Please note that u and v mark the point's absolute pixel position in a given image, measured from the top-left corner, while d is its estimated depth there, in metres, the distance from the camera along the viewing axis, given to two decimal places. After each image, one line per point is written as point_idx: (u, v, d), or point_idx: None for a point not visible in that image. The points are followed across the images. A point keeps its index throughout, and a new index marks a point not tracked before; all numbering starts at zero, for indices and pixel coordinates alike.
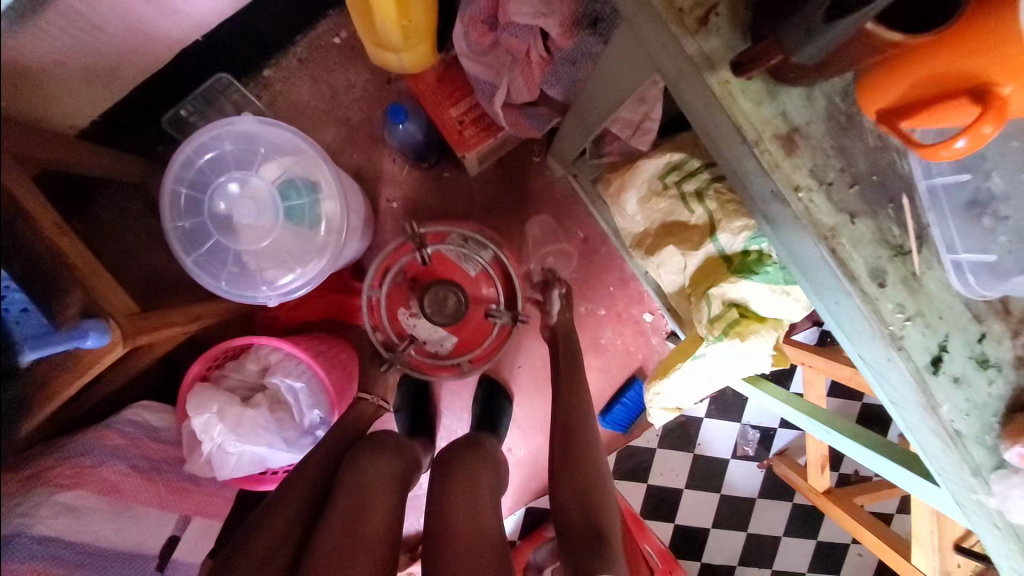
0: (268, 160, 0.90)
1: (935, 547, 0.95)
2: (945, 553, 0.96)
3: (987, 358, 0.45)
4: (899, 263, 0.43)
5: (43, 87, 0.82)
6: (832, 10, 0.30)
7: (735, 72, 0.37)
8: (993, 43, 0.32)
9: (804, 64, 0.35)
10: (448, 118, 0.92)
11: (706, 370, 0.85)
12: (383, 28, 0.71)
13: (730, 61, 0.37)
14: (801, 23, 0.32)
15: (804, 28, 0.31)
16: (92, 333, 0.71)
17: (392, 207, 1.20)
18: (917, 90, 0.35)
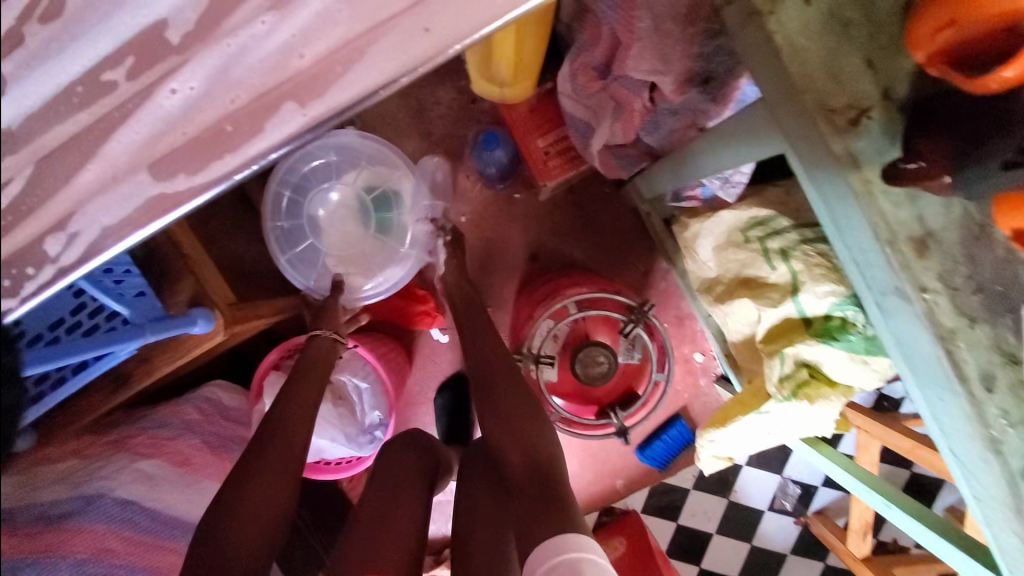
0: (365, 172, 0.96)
1: None
2: None
3: None
4: (1011, 371, 0.43)
5: None
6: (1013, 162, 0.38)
7: (884, 177, 0.40)
8: None
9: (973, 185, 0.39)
10: (535, 147, 0.95)
11: (766, 425, 0.85)
12: (499, 63, 0.78)
13: (879, 163, 0.41)
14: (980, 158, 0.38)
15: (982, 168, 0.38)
16: (199, 320, 0.76)
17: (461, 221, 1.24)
18: None
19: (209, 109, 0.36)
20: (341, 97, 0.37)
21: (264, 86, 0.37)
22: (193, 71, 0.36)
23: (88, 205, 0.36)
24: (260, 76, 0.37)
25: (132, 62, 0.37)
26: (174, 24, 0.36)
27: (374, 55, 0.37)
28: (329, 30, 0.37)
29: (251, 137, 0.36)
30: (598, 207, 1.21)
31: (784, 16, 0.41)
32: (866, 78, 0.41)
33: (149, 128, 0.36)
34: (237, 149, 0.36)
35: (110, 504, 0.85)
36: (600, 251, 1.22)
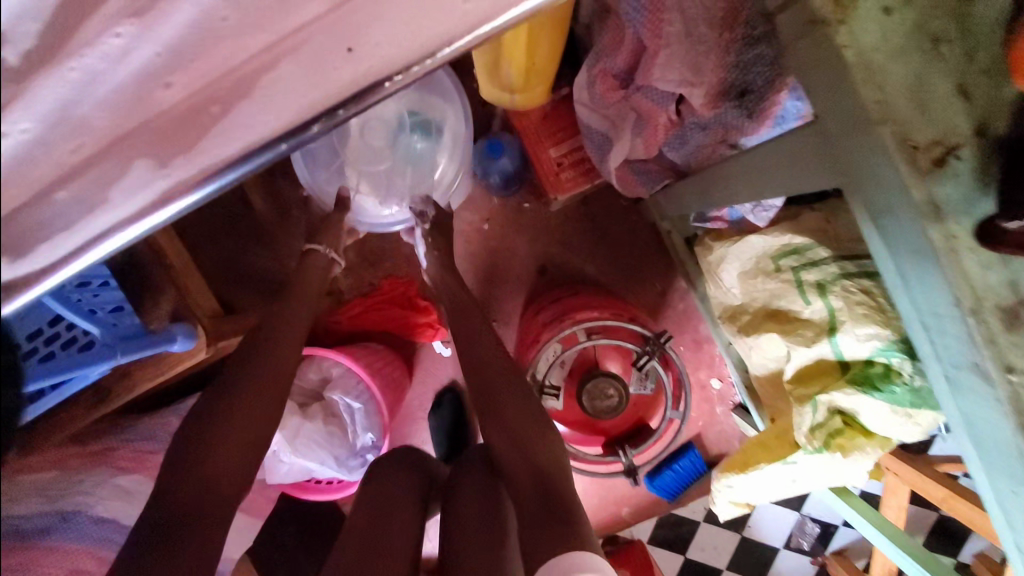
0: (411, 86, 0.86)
1: None
2: None
3: None
4: None
5: None
6: None
7: (976, 238, 0.34)
8: None
9: None
10: (546, 158, 0.87)
11: (790, 475, 0.77)
12: (507, 71, 0.71)
13: (970, 218, 0.35)
14: None
15: None
16: (179, 337, 0.72)
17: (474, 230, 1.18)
18: None
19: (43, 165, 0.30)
20: (217, 153, 0.32)
21: (114, 128, 0.31)
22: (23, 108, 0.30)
23: None
24: (111, 117, 0.31)
25: None
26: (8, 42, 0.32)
27: (273, 87, 0.33)
28: (226, 46, 0.32)
29: (89, 208, 0.31)
30: (614, 220, 1.13)
31: (860, 29, 0.34)
32: (958, 107, 0.35)
33: None
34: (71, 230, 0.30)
35: (87, 521, 0.81)
36: (614, 267, 1.14)
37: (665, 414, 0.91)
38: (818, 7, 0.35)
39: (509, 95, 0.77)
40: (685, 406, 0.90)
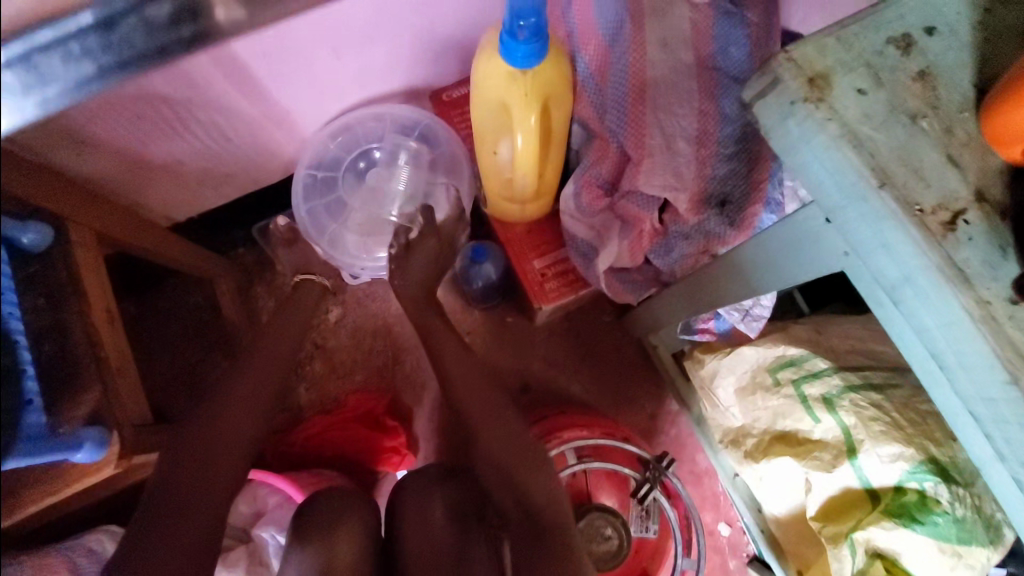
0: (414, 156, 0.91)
1: None
2: None
3: None
4: None
5: (154, 177, 0.87)
6: None
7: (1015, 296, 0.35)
8: None
9: None
10: (530, 268, 0.88)
11: None
12: (520, 178, 0.72)
13: (1001, 285, 0.35)
14: None
15: None
16: (86, 445, 0.62)
17: None
18: None
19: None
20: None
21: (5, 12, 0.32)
22: None
23: None
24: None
25: None
26: None
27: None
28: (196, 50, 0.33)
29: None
30: (599, 337, 1.10)
31: (839, 105, 0.36)
32: (949, 175, 0.36)
33: None
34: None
35: None
36: (601, 387, 1.08)
37: (676, 565, 0.75)
38: (797, 90, 0.36)
39: (517, 206, 0.79)
40: (697, 553, 0.76)
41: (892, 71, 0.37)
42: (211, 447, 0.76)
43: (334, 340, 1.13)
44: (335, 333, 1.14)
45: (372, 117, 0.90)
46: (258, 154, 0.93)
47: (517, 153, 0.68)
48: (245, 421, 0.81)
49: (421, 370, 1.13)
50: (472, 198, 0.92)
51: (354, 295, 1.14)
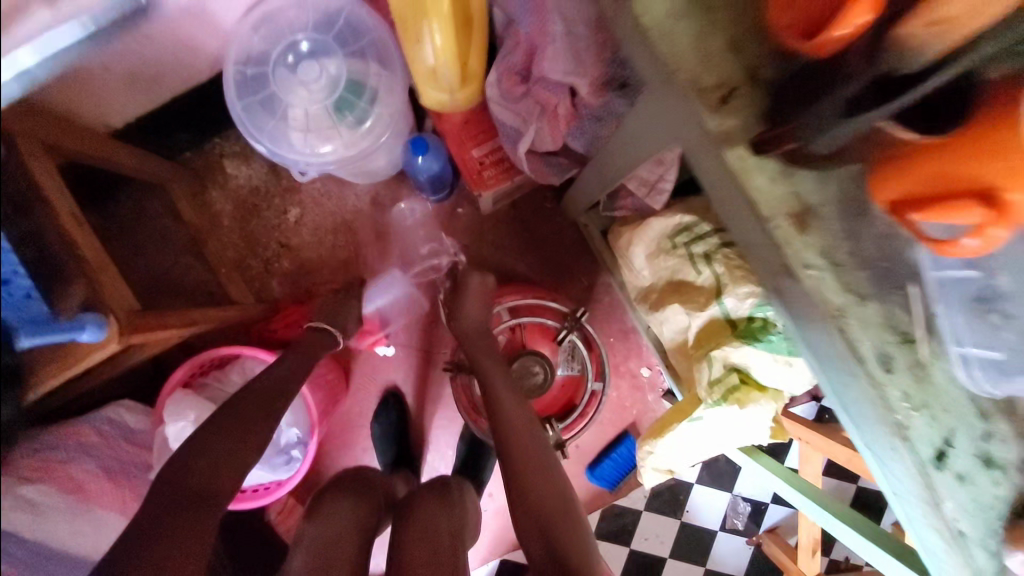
0: (344, 46, 0.91)
1: None
2: None
3: (992, 458, 0.42)
4: (907, 350, 0.40)
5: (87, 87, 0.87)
6: (849, 107, 0.35)
7: (753, 150, 0.38)
8: (994, 150, 0.32)
9: (822, 154, 0.37)
10: (470, 157, 0.94)
11: (703, 434, 0.82)
12: (443, 64, 0.75)
13: (747, 140, 0.39)
14: (817, 114, 0.36)
15: (819, 121, 0.36)
16: (89, 326, 0.71)
17: (418, 234, 1.22)
18: (926, 188, 0.35)
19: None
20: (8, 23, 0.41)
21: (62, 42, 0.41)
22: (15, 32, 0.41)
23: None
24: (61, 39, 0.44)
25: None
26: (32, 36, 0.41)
27: None
28: None
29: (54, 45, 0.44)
30: (543, 221, 1.21)
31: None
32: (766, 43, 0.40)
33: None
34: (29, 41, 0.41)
35: None
36: (546, 266, 1.22)
37: (587, 386, 0.97)
38: None
39: (447, 95, 0.81)
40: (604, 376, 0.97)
41: None
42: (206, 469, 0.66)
43: (297, 238, 1.21)
44: (298, 232, 1.21)
45: (294, 6, 0.90)
46: (179, 48, 0.91)
47: (437, 38, 0.71)
48: (259, 419, 0.74)
49: (383, 261, 1.23)
50: (405, 86, 0.95)
51: (308, 195, 1.20)
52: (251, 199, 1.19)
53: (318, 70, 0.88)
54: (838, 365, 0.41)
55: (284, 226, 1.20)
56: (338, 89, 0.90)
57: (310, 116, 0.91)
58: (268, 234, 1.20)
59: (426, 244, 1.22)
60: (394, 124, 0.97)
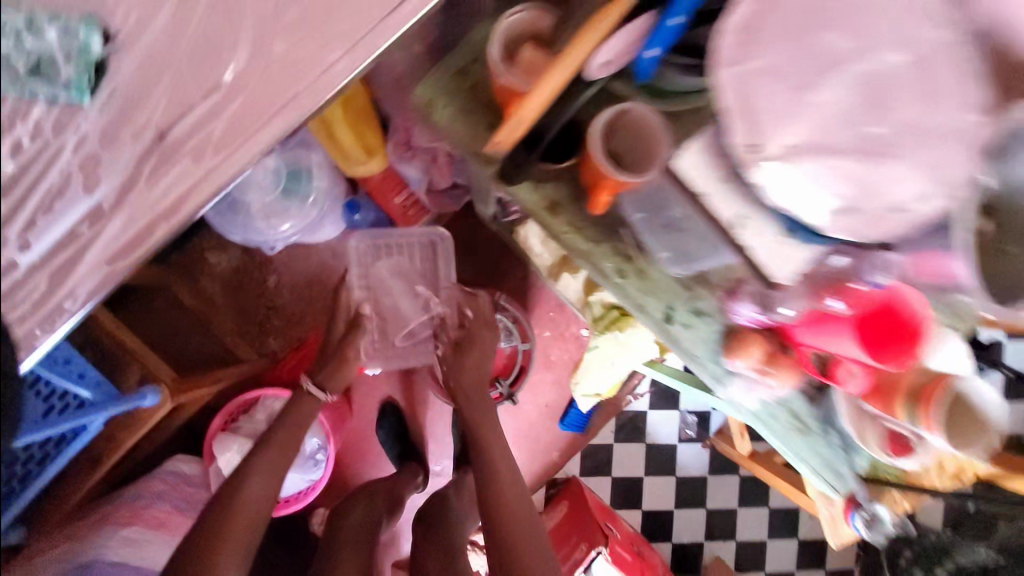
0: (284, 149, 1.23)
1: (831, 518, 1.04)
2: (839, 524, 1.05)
3: (703, 310, 0.69)
4: (632, 263, 0.69)
5: None
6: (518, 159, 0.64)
7: (505, 180, 0.64)
8: (586, 161, 0.63)
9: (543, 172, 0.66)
10: (393, 204, 1.25)
11: (606, 359, 1.11)
12: (349, 147, 1.05)
13: (496, 174, 0.64)
14: (513, 160, 0.64)
15: (513, 162, 0.64)
16: (148, 394, 0.96)
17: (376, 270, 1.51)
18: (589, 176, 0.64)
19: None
20: (62, 228, 0.49)
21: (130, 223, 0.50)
22: (106, 223, 0.50)
23: (64, 262, 0.49)
24: (112, 196, 0.50)
25: (93, 215, 0.50)
26: (99, 226, 0.50)
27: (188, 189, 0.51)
28: (177, 177, 0.51)
29: (48, 220, 0.49)
30: (472, 235, 1.51)
31: (440, 108, 0.70)
32: None
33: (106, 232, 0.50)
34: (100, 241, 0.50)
35: (103, 567, 0.98)
36: (483, 270, 1.53)
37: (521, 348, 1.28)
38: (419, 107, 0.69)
39: (362, 166, 1.10)
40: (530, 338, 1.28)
41: (476, 70, 0.70)
42: (242, 508, 0.95)
43: (281, 299, 1.49)
44: (279, 294, 1.49)
45: None
46: None
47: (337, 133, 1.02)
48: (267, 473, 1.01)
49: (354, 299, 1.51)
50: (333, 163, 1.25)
51: (282, 263, 1.49)
52: (237, 278, 1.48)
53: (263, 171, 1.18)
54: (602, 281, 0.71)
55: (268, 292, 1.49)
56: (283, 180, 1.20)
57: (266, 205, 1.20)
58: (257, 302, 1.48)
59: None
60: (332, 193, 1.27)
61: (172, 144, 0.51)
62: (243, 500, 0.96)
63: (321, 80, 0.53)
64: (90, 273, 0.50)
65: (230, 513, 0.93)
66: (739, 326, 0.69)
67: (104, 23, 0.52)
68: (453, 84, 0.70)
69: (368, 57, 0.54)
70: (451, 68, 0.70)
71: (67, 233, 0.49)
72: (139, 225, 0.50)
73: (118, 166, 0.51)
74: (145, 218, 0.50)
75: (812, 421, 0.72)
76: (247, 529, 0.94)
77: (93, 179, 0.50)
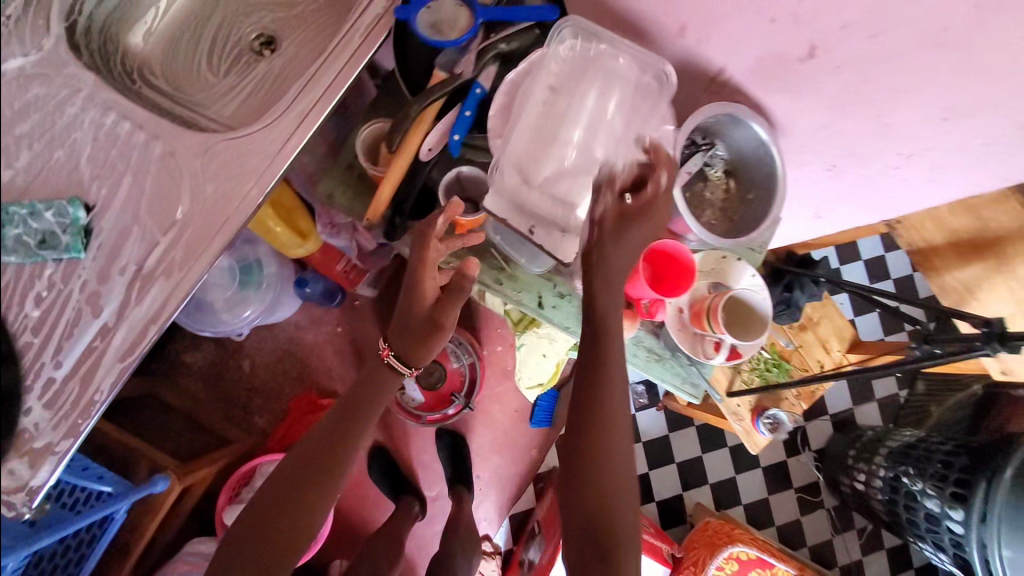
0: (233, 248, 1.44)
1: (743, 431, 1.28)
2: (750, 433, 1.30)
3: (563, 293, 0.95)
4: (503, 272, 0.94)
5: None
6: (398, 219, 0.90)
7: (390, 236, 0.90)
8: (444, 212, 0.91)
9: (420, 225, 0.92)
10: (337, 271, 1.48)
11: (534, 352, 1.34)
12: (286, 238, 1.28)
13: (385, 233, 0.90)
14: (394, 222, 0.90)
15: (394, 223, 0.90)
16: (158, 481, 1.11)
17: (337, 331, 1.72)
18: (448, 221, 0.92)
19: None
20: (80, 348, 0.70)
21: (128, 332, 0.71)
22: (112, 336, 0.71)
23: (87, 371, 0.69)
24: (112, 317, 0.71)
25: (101, 333, 0.71)
26: (107, 339, 0.70)
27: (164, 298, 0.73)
28: (155, 292, 0.73)
29: (69, 344, 0.70)
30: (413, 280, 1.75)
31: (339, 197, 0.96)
32: None
33: (113, 343, 0.70)
34: (109, 350, 0.70)
35: None
36: None
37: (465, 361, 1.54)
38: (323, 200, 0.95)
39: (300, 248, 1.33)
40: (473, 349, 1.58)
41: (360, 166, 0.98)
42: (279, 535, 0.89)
43: (258, 378, 1.67)
44: (256, 375, 1.67)
45: None
46: None
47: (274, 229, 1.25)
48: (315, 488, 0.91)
49: (323, 361, 1.71)
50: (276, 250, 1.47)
51: (252, 346, 1.68)
52: (215, 370, 1.66)
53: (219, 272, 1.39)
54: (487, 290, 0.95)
55: (245, 375, 1.67)
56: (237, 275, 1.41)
57: (228, 299, 1.41)
58: (237, 387, 1.66)
59: (345, 335, 1.72)
60: (282, 275, 1.50)
61: (147, 270, 0.73)
62: (291, 501, 0.90)
63: (244, 202, 0.77)
64: (106, 373, 0.70)
65: (267, 507, 0.91)
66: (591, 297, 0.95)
67: (83, 201, 0.74)
68: (347, 177, 0.97)
69: (274, 180, 0.79)
70: (342, 167, 0.98)
71: (85, 350, 0.70)
72: (136, 331, 0.71)
73: (112, 295, 0.72)
74: (140, 326, 0.71)
75: (663, 349, 0.96)
76: (303, 519, 0.91)
77: (96, 309, 0.71)
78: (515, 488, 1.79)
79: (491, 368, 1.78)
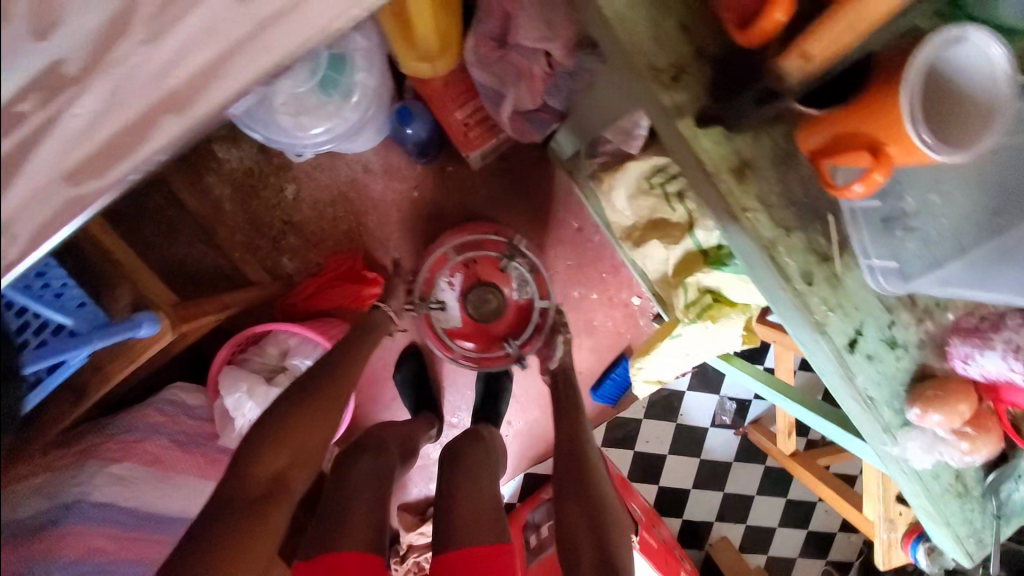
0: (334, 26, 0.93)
1: (884, 542, 1.00)
2: (890, 546, 1.01)
3: (896, 340, 0.55)
4: (825, 267, 0.51)
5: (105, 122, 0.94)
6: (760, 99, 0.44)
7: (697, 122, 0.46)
8: (874, 108, 0.40)
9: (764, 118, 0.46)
10: (454, 120, 1.01)
11: (682, 348, 0.95)
12: (421, 35, 0.78)
13: (694, 112, 0.47)
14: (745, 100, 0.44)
15: (755, 97, 0.44)
16: (144, 323, 0.80)
17: (412, 195, 1.29)
18: (843, 135, 0.42)
19: (35, 167, 0.38)
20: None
21: None
22: None
23: None
24: None
25: None
26: None
27: None
28: None
29: None
30: (527, 170, 1.30)
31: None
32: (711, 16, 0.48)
33: None
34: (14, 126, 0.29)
35: (87, 507, 0.89)
36: (535, 214, 1.33)
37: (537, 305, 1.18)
38: None
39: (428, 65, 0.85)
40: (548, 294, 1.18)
41: None
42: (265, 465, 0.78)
43: (299, 215, 1.28)
44: (298, 209, 1.27)
45: None
46: None
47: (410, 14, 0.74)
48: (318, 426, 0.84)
49: (381, 225, 1.30)
50: (383, 53, 0.97)
51: (302, 171, 1.25)
52: (247, 182, 1.24)
53: None
54: (776, 284, 0.52)
55: (284, 204, 1.27)
56: (321, 69, 0.92)
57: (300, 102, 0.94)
58: (270, 214, 1.27)
59: (421, 205, 1.30)
60: (383, 97, 1.01)
61: None
62: (286, 440, 0.81)
63: None
64: None
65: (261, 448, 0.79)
66: (931, 365, 0.56)
67: None
68: None
69: None
70: None
71: None
72: None
73: None
74: None
75: (973, 484, 0.61)
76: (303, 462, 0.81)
77: None
78: (542, 450, 1.53)
79: (574, 316, 1.40)
